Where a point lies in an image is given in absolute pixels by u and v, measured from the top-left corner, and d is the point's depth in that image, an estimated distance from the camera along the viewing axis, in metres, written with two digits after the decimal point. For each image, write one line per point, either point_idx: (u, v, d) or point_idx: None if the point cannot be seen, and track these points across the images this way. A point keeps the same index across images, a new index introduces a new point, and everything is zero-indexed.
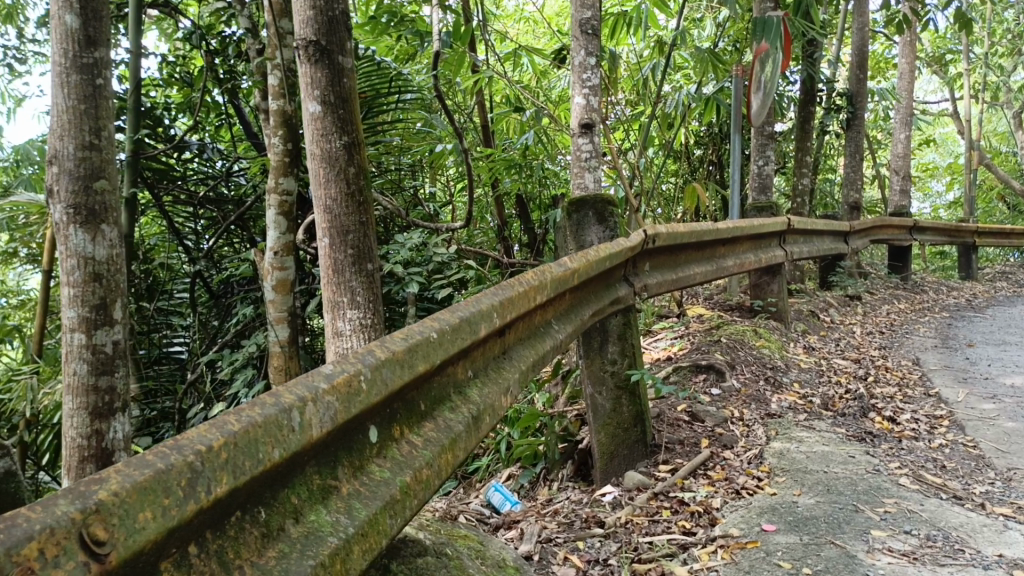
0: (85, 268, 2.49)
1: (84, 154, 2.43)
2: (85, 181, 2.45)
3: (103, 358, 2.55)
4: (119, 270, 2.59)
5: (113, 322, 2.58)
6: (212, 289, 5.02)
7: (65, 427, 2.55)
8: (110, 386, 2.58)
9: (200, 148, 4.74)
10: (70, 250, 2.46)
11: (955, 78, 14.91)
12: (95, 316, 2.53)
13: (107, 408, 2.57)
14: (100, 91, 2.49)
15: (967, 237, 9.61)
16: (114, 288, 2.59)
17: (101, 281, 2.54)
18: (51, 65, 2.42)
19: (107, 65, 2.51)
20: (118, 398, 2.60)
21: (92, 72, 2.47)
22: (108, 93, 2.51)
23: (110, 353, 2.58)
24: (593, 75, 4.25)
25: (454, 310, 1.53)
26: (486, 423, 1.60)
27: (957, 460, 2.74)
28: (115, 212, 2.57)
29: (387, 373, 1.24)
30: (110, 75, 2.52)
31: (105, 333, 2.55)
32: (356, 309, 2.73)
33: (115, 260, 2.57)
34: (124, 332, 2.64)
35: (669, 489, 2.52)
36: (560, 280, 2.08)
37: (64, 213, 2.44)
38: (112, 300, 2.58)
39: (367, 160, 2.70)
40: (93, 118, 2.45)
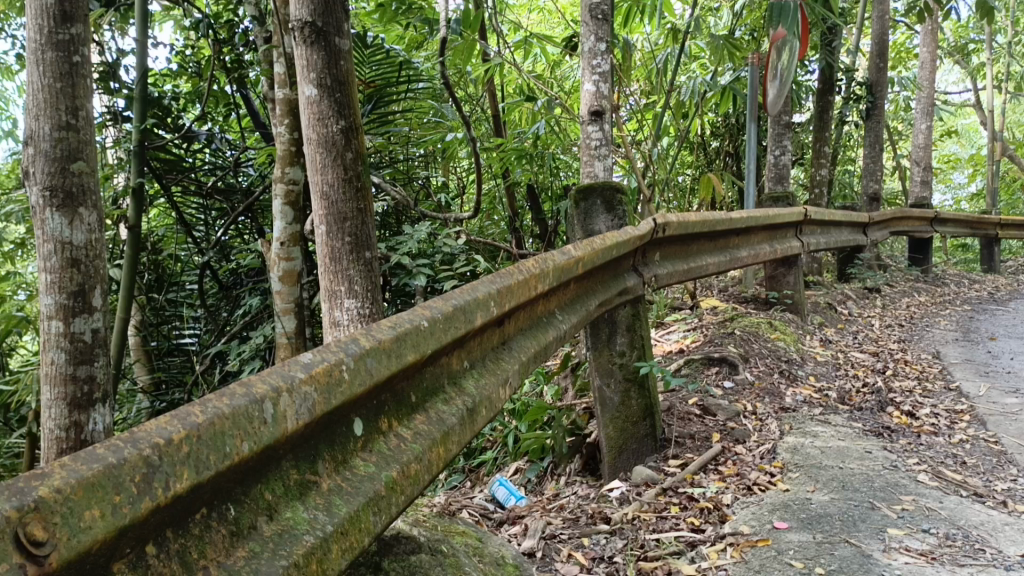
0: (63, 253, 2.44)
1: (60, 135, 2.37)
2: (61, 163, 2.40)
3: (81, 348, 2.52)
4: (98, 256, 2.54)
5: (92, 310, 2.54)
6: (221, 280, 4.99)
7: (43, 418, 2.53)
8: (89, 375, 2.56)
9: (209, 137, 4.74)
10: (46, 234, 2.41)
11: (978, 69, 14.66)
12: (73, 303, 2.48)
13: (85, 398, 2.54)
14: (77, 69, 2.43)
15: (989, 229, 9.44)
16: (93, 275, 2.54)
17: (79, 267, 2.49)
18: (26, 41, 2.35)
19: (84, 42, 2.44)
20: (97, 388, 2.57)
21: (69, 49, 2.39)
22: (86, 72, 2.45)
23: (89, 342, 2.55)
24: (603, 61, 4.15)
25: (447, 299, 1.46)
26: (483, 416, 1.53)
27: (978, 456, 2.65)
28: (95, 195, 2.51)
29: (372, 363, 1.17)
30: (88, 51, 2.45)
31: (83, 322, 2.51)
32: (354, 298, 2.68)
33: (94, 245, 2.51)
34: (103, 320, 2.60)
35: (679, 485, 2.44)
36: (563, 268, 2.01)
37: (40, 196, 2.40)
38: (90, 288, 2.53)
39: (365, 145, 2.64)
40: (69, 97, 2.39)
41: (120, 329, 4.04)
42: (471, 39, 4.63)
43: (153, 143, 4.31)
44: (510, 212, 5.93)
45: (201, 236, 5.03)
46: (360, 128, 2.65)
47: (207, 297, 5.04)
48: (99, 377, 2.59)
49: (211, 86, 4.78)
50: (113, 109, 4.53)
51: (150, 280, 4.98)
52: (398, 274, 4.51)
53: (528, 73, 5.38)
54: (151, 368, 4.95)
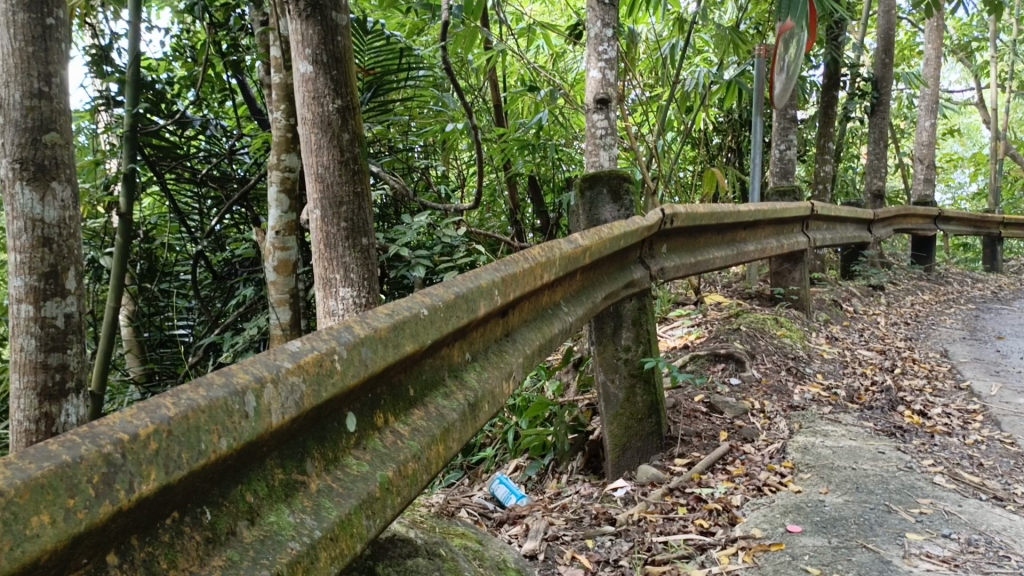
0: (34, 231, 2.34)
1: (31, 103, 2.27)
2: (33, 133, 2.30)
3: (53, 333, 2.42)
4: (71, 235, 2.45)
5: (65, 293, 2.44)
6: (215, 270, 4.89)
7: (12, 408, 2.41)
8: (62, 363, 2.45)
9: (203, 124, 4.62)
10: (16, 210, 2.31)
11: (981, 68, 14.54)
12: (44, 285, 2.38)
13: (58, 388, 2.42)
14: (50, 34, 2.32)
15: (992, 228, 9.33)
16: (67, 256, 2.44)
17: (51, 246, 2.39)
18: None
19: (58, 5, 2.33)
20: (70, 376, 2.45)
21: (42, 12, 2.29)
22: (59, 36, 2.35)
23: (62, 327, 2.44)
24: (609, 47, 4.05)
25: (448, 286, 1.37)
26: (485, 411, 1.44)
27: (995, 458, 2.56)
28: (69, 169, 2.42)
29: (367, 353, 1.08)
30: (62, 16, 2.35)
31: (55, 305, 2.41)
32: (350, 287, 2.59)
33: (68, 223, 2.42)
34: (78, 304, 2.49)
35: (686, 485, 2.35)
36: (569, 257, 1.92)
37: (10, 169, 2.30)
38: (64, 269, 2.43)
39: (363, 126, 2.55)
40: (41, 62, 2.29)
41: (110, 320, 3.94)
42: (473, 26, 4.53)
43: (145, 128, 4.21)
44: (510, 204, 5.83)
45: (196, 225, 4.92)
46: (358, 108, 2.56)
47: (200, 287, 4.94)
48: (72, 365, 2.48)
49: (205, 70, 4.67)
50: (106, 93, 4.39)
51: (143, 269, 4.88)
52: (396, 264, 4.41)
53: (530, 61, 5.27)
54: (144, 359, 4.90)
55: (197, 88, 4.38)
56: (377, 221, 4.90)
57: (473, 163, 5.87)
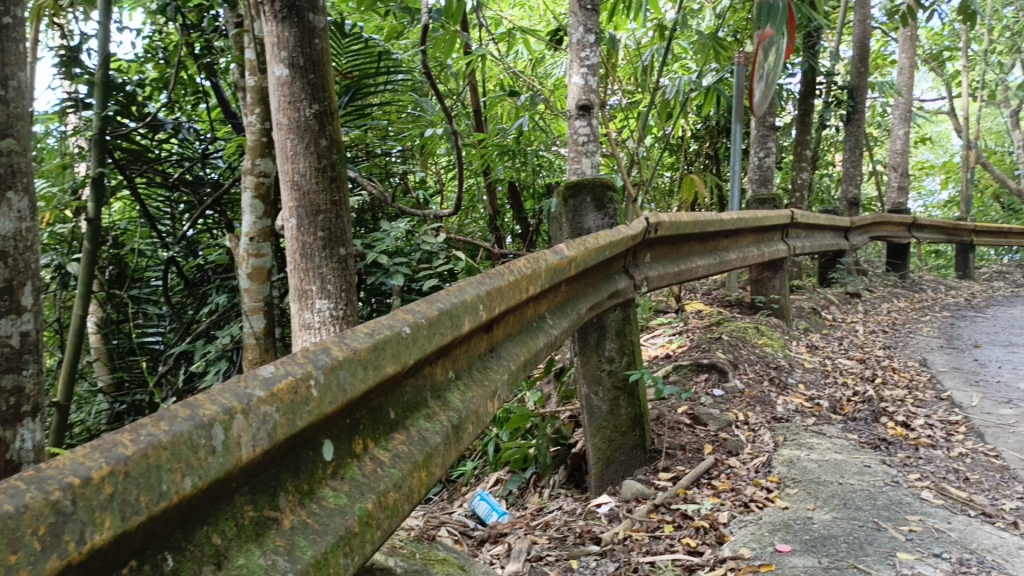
0: None
1: None
2: None
3: (7, 354, 1.82)
4: (29, 246, 1.90)
5: (22, 310, 1.88)
6: (187, 277, 4.76)
7: None
8: (17, 387, 1.86)
9: (176, 127, 4.52)
10: None
11: (952, 76, 14.69)
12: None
13: (13, 415, 1.84)
14: (6, 33, 1.83)
15: (965, 236, 9.41)
16: (23, 268, 1.89)
17: (4, 254, 1.83)
18: None
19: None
20: (27, 401, 1.86)
21: None
22: (18, 36, 1.86)
23: (17, 347, 1.85)
24: (592, 53, 4.01)
25: (431, 301, 1.30)
26: (470, 432, 1.37)
27: (980, 472, 2.53)
28: (25, 176, 1.90)
29: (345, 376, 1.01)
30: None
31: (9, 322, 1.82)
32: (327, 298, 2.51)
33: (25, 233, 1.89)
34: (36, 321, 1.93)
35: (671, 501, 2.30)
36: (555, 269, 1.86)
37: None
38: (20, 283, 1.87)
39: (341, 132, 2.47)
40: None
41: (77, 328, 3.84)
42: (453, 30, 4.45)
43: (115, 132, 4.11)
44: (489, 210, 5.76)
45: (168, 230, 4.81)
46: (336, 113, 2.49)
47: (171, 294, 4.82)
48: (29, 388, 1.89)
49: (178, 72, 4.55)
50: (75, 95, 4.27)
51: (112, 274, 4.78)
52: (372, 271, 4.32)
53: (510, 66, 5.21)
54: (113, 367, 4.78)
55: (170, 91, 4.27)
56: (355, 226, 4.80)
57: (451, 169, 5.81)
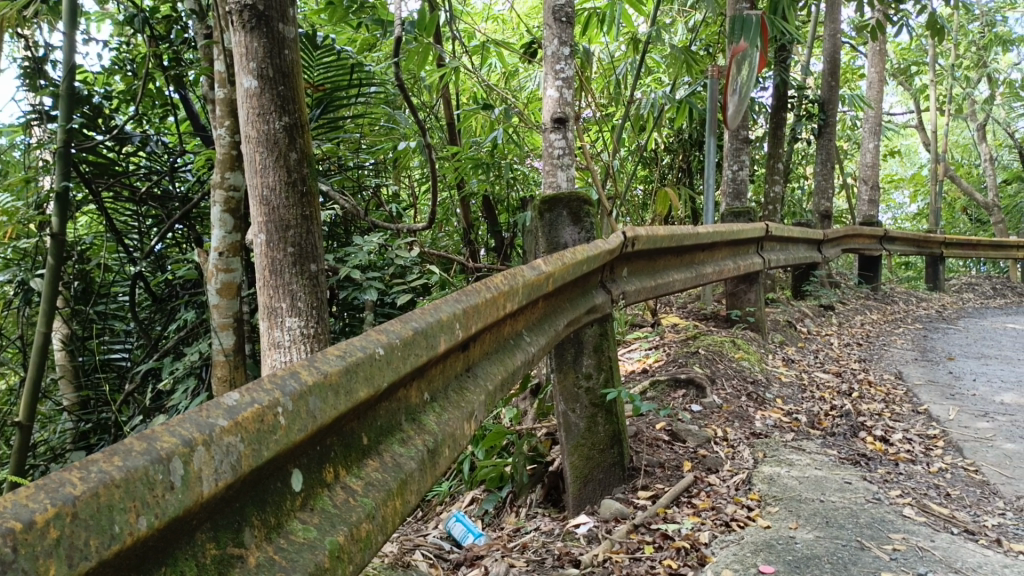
0: None
1: None
2: None
3: None
4: None
5: None
6: (154, 292, 4.64)
7: None
8: None
9: (143, 139, 4.43)
10: None
11: (920, 91, 14.89)
12: None
13: None
14: None
15: (935, 248, 9.50)
16: None
17: None
18: None
19: None
20: None
21: None
22: None
23: None
24: (567, 66, 4.00)
25: (405, 321, 1.25)
26: (446, 456, 1.32)
27: (961, 488, 2.52)
28: None
29: (315, 403, 0.95)
30: None
31: None
32: (297, 316, 2.44)
33: None
34: None
35: (651, 520, 2.25)
36: (532, 285, 1.82)
37: None
38: None
39: (312, 145, 2.42)
40: None
41: (40, 345, 3.73)
42: (426, 42, 4.42)
43: (81, 144, 4.03)
44: (464, 224, 5.71)
45: (135, 245, 4.70)
46: (306, 125, 2.43)
47: (138, 310, 4.71)
48: None
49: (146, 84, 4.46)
50: (39, 108, 4.18)
51: (78, 290, 4.69)
52: (345, 287, 4.24)
53: (484, 79, 5.18)
54: (78, 385, 4.67)
55: (137, 103, 4.19)
56: (327, 240, 4.71)
57: (426, 182, 5.77)
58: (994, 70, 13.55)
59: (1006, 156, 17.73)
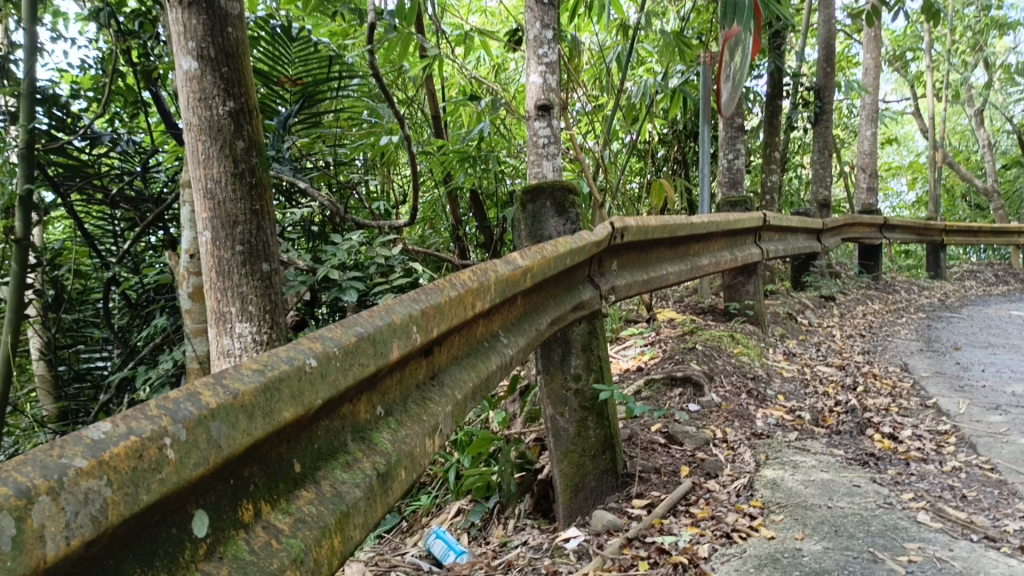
0: None
1: None
2: None
3: None
4: None
5: None
6: (129, 298, 4.45)
7: None
8: None
9: (114, 139, 4.26)
10: None
11: (917, 77, 14.69)
12: None
13: None
14: None
15: (935, 236, 9.30)
16: None
17: None
18: None
19: None
20: None
21: None
22: None
23: None
24: (550, 50, 3.85)
25: (348, 326, 1.08)
26: (402, 479, 1.15)
27: (978, 488, 2.35)
28: None
29: (219, 429, 0.79)
30: None
31: None
32: (247, 321, 2.32)
33: None
34: None
35: (646, 533, 2.08)
36: (507, 281, 1.64)
37: None
38: None
39: (260, 132, 2.31)
40: None
41: (7, 355, 3.63)
42: (406, 32, 4.26)
43: (46, 144, 3.89)
44: (452, 220, 5.54)
45: (108, 249, 4.54)
46: (253, 110, 2.31)
47: (115, 318, 4.53)
48: None
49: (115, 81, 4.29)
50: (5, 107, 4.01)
51: (52, 298, 4.50)
52: (325, 288, 4.07)
53: (469, 70, 4.99)
54: (57, 396, 4.58)
55: (105, 101, 4.02)
56: (308, 240, 4.55)
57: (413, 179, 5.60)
58: (991, 54, 13.37)
59: (1004, 142, 17.56)
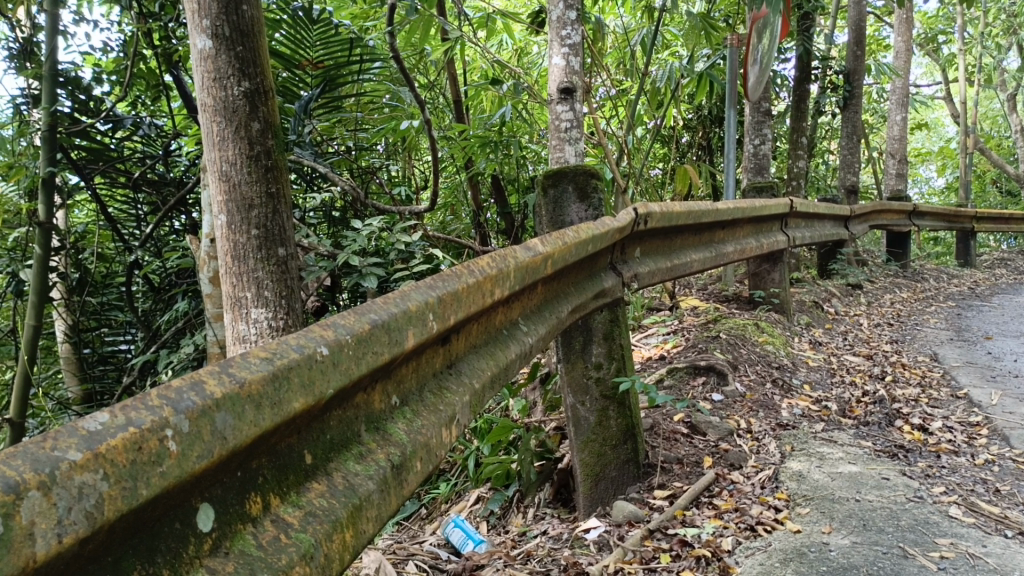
0: None
1: None
2: None
3: None
4: None
5: None
6: (152, 283, 4.47)
7: None
8: None
9: (135, 122, 4.25)
10: None
11: (949, 61, 14.39)
12: None
13: None
14: None
15: (966, 223, 9.11)
16: None
17: None
18: None
19: None
20: None
21: None
22: None
23: None
24: (573, 32, 3.79)
25: (361, 313, 1.05)
26: (418, 471, 1.12)
27: (1011, 482, 2.28)
28: None
29: (224, 420, 0.75)
30: None
31: None
32: (263, 307, 2.31)
33: None
34: None
35: (668, 525, 2.04)
36: (527, 268, 1.60)
37: None
38: None
39: (276, 112, 2.30)
40: None
41: (30, 336, 3.67)
42: (428, 14, 4.21)
43: (68, 127, 3.90)
44: (473, 206, 5.50)
45: (131, 233, 4.54)
46: (270, 90, 2.30)
47: (137, 302, 4.57)
48: None
49: (137, 64, 4.29)
50: (29, 90, 4.02)
51: (75, 281, 4.53)
52: (344, 273, 4.04)
53: (492, 54, 4.93)
54: (82, 377, 4.58)
55: (127, 84, 4.01)
56: (328, 225, 4.53)
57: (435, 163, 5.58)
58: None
59: None
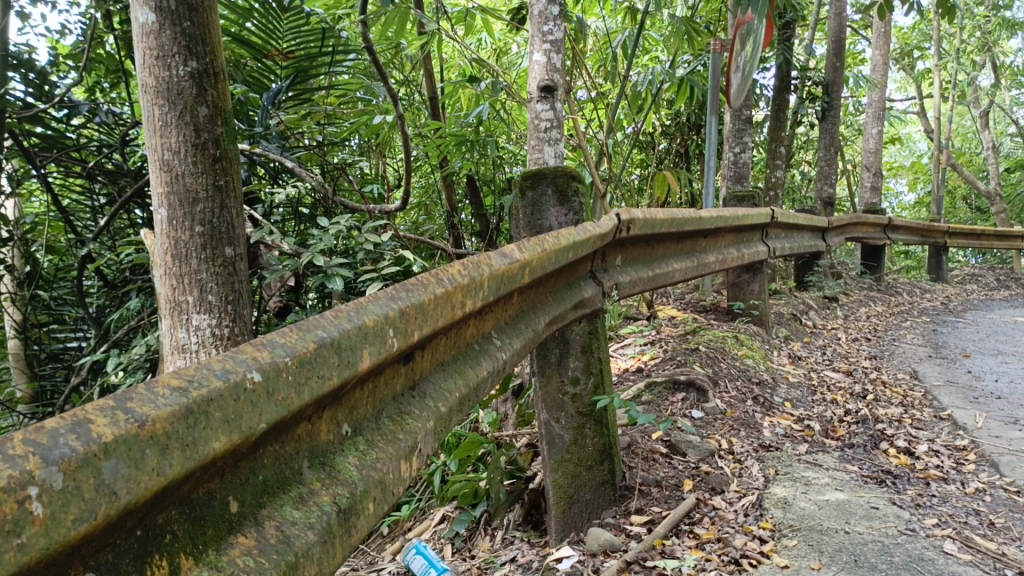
0: None
1: None
2: None
3: None
4: None
5: None
6: (106, 278, 4.25)
7: None
8: None
9: (92, 109, 4.02)
10: None
11: (924, 76, 14.46)
12: None
13: None
14: None
15: (940, 238, 9.11)
16: None
17: None
18: None
19: None
20: None
21: None
22: None
23: None
24: (555, 28, 3.65)
25: (306, 329, 0.89)
26: (370, 514, 0.96)
27: (1004, 514, 2.17)
28: None
29: (115, 470, 0.59)
30: None
31: None
32: (205, 312, 2.15)
33: None
34: None
35: (646, 556, 1.89)
36: (502, 276, 1.45)
37: None
38: None
39: (226, 96, 2.14)
40: None
41: None
42: (404, 7, 4.04)
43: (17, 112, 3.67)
44: (447, 207, 5.34)
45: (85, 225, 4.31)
46: (220, 72, 2.13)
47: (91, 299, 4.35)
48: None
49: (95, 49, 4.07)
50: None
51: (26, 273, 4.31)
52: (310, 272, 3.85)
53: (470, 50, 4.76)
54: (32, 376, 4.31)
55: (84, 67, 3.79)
56: (294, 223, 4.34)
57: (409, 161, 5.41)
58: (999, 54, 13.14)
59: (1007, 144, 17.36)
